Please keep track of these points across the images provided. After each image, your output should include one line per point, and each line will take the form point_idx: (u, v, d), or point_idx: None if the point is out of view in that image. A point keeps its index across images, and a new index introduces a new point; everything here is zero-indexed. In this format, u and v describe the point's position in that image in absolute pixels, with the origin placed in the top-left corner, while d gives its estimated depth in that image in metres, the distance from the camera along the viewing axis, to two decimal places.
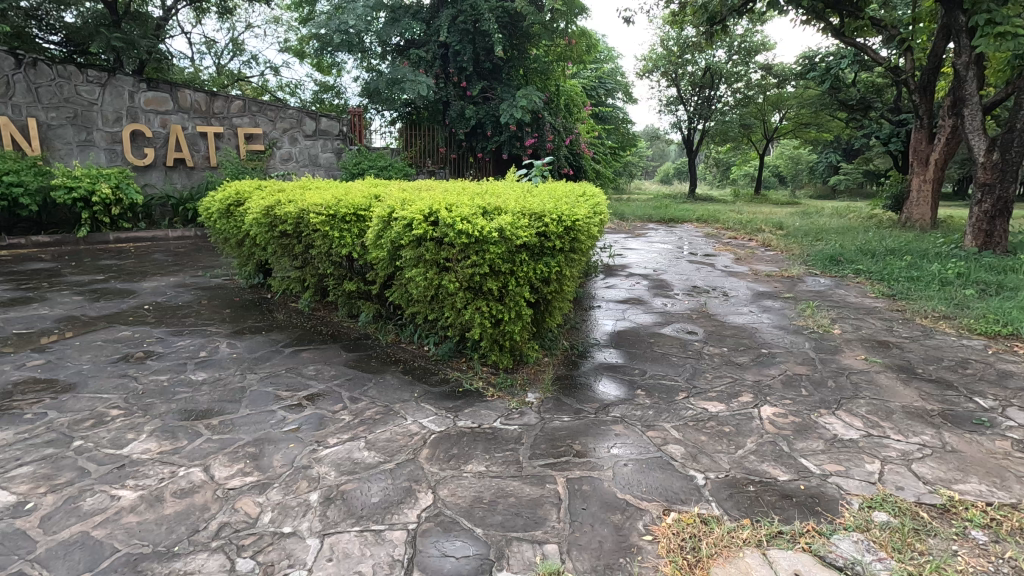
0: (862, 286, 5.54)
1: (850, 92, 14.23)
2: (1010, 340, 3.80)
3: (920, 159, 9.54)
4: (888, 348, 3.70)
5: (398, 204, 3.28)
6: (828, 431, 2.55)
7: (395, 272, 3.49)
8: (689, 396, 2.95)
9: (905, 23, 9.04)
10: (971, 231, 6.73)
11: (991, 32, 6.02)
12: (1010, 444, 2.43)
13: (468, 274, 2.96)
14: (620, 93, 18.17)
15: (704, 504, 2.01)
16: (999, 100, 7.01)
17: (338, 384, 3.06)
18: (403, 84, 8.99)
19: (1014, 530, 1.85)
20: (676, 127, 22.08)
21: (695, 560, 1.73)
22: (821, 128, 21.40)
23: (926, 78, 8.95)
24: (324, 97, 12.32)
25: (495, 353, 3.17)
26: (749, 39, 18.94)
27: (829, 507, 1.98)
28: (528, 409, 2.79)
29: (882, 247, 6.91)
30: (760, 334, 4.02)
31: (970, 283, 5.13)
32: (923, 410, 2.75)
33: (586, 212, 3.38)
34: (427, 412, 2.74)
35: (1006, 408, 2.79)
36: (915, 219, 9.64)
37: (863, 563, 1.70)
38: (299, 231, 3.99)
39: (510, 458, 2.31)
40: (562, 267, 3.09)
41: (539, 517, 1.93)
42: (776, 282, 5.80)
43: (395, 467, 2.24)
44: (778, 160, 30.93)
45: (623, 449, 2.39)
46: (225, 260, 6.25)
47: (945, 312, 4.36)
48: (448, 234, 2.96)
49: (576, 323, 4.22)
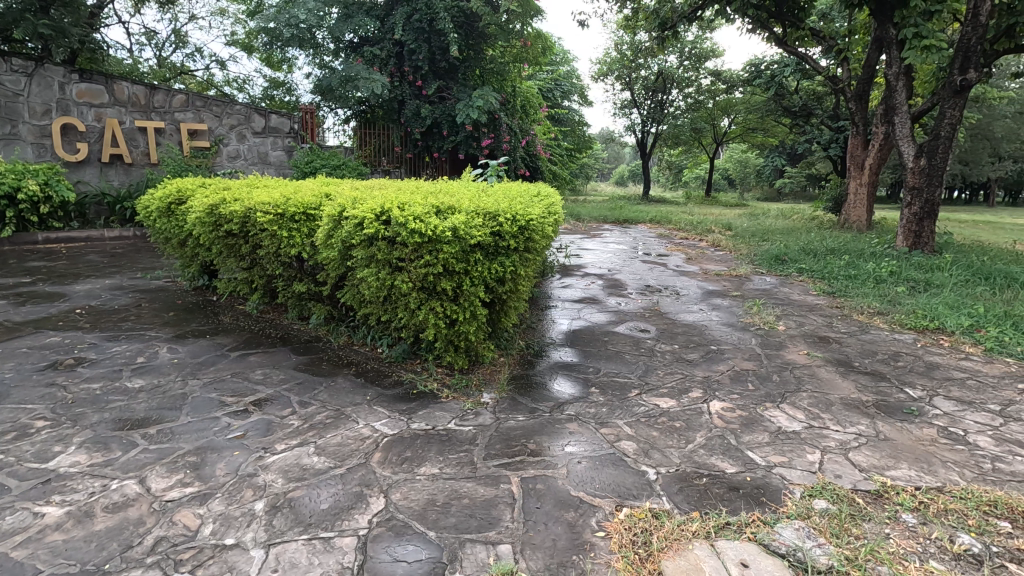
0: (804, 284, 5.79)
1: (794, 98, 14.92)
2: (937, 334, 4.05)
3: (856, 163, 10.02)
4: (828, 343, 3.88)
5: (349, 203, 3.21)
6: (773, 424, 2.64)
7: (347, 273, 3.41)
8: (642, 393, 3.00)
9: (842, 35, 9.53)
10: (902, 231, 7.13)
11: (918, 45, 6.39)
12: (936, 431, 2.58)
13: (422, 274, 2.92)
14: (576, 95, 18.45)
15: (656, 499, 2.04)
16: (926, 109, 7.46)
17: (287, 388, 2.96)
18: (357, 82, 8.81)
19: (940, 511, 1.97)
20: (630, 130, 22.59)
21: (646, 554, 1.76)
22: (767, 133, 22.36)
23: (862, 87, 9.40)
24: (275, 93, 11.93)
25: (450, 354, 3.14)
26: (699, 46, 19.57)
27: (773, 496, 2.05)
28: (483, 410, 2.78)
29: (822, 246, 7.26)
30: (710, 331, 4.14)
31: (901, 281, 5.44)
32: (859, 401, 2.90)
33: (540, 211, 3.39)
34: (380, 415, 2.69)
35: (933, 397, 2.98)
36: (853, 220, 10.15)
37: (804, 549, 1.76)
38: (246, 230, 3.86)
39: (464, 459, 2.29)
40: (517, 267, 3.09)
41: (493, 518, 1.92)
42: (724, 281, 5.99)
43: (347, 472, 2.18)
44: (727, 163, 32.09)
45: (577, 447, 2.41)
46: (167, 261, 5.96)
47: (878, 308, 4.60)
48: (400, 233, 2.92)
49: (532, 323, 4.24)
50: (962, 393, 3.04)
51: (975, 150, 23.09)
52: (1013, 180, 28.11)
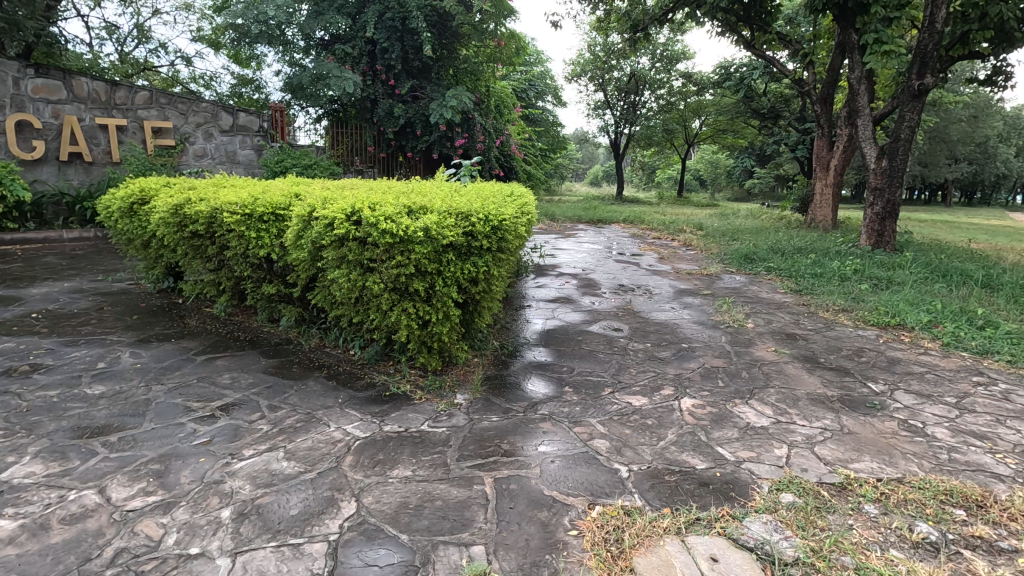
0: (772, 282, 5.93)
1: (762, 101, 15.26)
2: (898, 330, 4.19)
3: (821, 165, 10.29)
4: (795, 339, 3.97)
5: (319, 203, 3.17)
6: (741, 419, 2.69)
7: (317, 274, 3.36)
8: (614, 391, 3.03)
9: (807, 39, 9.78)
10: (865, 230, 7.36)
11: (879, 50, 6.60)
12: (897, 424, 2.67)
13: (394, 275, 2.89)
14: (550, 95, 18.55)
15: (628, 496, 2.06)
16: (887, 112, 7.70)
17: (256, 392, 2.90)
18: (328, 80, 8.67)
19: (900, 501, 2.03)
20: (604, 131, 22.78)
21: (618, 551, 1.77)
22: (737, 135, 22.81)
23: (826, 90, 9.68)
24: (243, 91, 11.67)
25: (424, 355, 3.12)
26: (670, 48, 19.84)
27: (742, 491, 2.09)
28: (456, 411, 2.77)
29: (789, 246, 7.44)
30: (681, 329, 4.21)
31: (864, 279, 5.61)
32: (825, 396, 2.98)
33: (513, 211, 3.38)
34: (352, 418, 2.65)
35: (894, 391, 3.08)
36: (819, 220, 10.42)
37: (771, 543, 1.80)
38: (212, 231, 3.76)
39: (437, 461, 2.28)
40: (490, 267, 3.08)
41: (467, 519, 1.91)
42: (695, 280, 6.08)
43: (317, 476, 2.15)
44: (698, 164, 32.66)
45: (551, 445, 2.42)
46: (130, 263, 5.77)
47: (842, 306, 4.73)
48: (371, 234, 2.89)
49: (506, 323, 4.24)
50: (921, 386, 3.15)
51: (932, 152, 24.05)
52: (968, 181, 29.34)
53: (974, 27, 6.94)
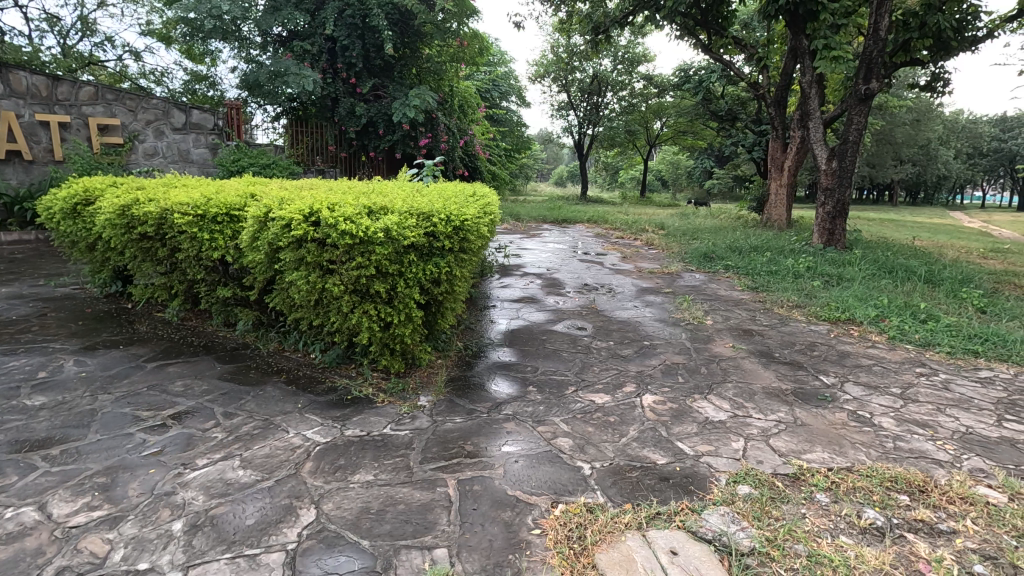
0: (730, 280, 6.09)
1: (720, 103, 15.69)
2: (848, 324, 4.36)
3: (776, 165, 10.64)
4: (751, 335, 4.09)
5: (276, 203, 3.09)
6: (701, 414, 2.76)
7: (275, 276, 3.27)
8: (578, 390, 3.06)
9: (762, 44, 10.09)
10: (817, 228, 7.63)
11: (828, 56, 6.86)
12: (847, 415, 2.78)
13: (354, 276, 2.84)
14: (514, 96, 18.60)
15: (590, 494, 2.08)
16: (837, 115, 8.02)
17: (211, 399, 2.80)
18: (286, 78, 8.44)
19: (850, 489, 2.11)
20: (568, 131, 23.00)
21: (581, 548, 1.79)
22: (696, 136, 23.37)
23: (780, 93, 10.02)
24: (196, 87, 11.28)
25: (386, 357, 3.07)
26: (631, 50, 20.17)
27: (700, 484, 2.14)
28: (420, 413, 2.74)
29: (746, 244, 7.67)
30: (643, 327, 4.28)
31: (817, 276, 5.82)
32: (779, 390, 3.08)
33: (475, 211, 3.37)
34: (311, 423, 2.59)
35: (844, 383, 3.21)
36: (774, 219, 10.75)
37: (728, 534, 1.85)
38: (163, 232, 3.62)
39: (400, 465, 2.25)
40: (453, 268, 3.07)
41: (429, 522, 1.89)
42: (657, 278, 6.19)
43: (275, 485, 2.09)
44: (661, 164, 33.33)
45: (514, 445, 2.42)
46: (75, 266, 5.50)
47: (796, 302, 4.90)
48: (330, 235, 2.83)
49: (470, 324, 4.22)
50: (868, 378, 3.29)
51: (880, 154, 25.20)
52: (911, 181, 30.84)
53: (915, 35, 7.34)
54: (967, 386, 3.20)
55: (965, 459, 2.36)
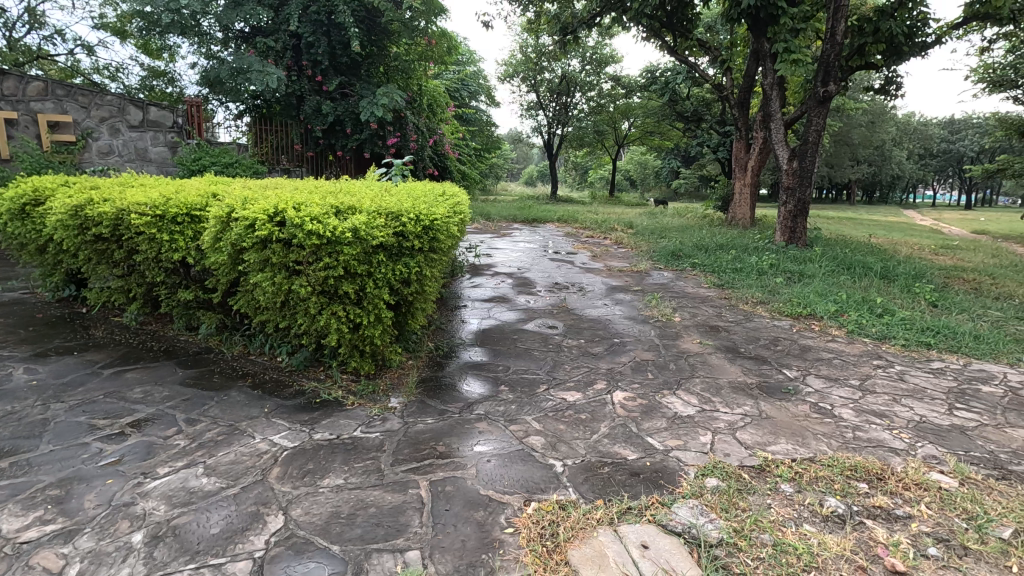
0: (697, 278, 6.21)
1: (685, 104, 15.99)
2: (809, 319, 4.50)
3: (740, 165, 10.90)
4: (718, 331, 4.18)
5: (239, 203, 3.01)
6: (670, 409, 2.81)
7: (239, 278, 3.19)
8: (549, 388, 3.07)
9: (725, 46, 10.32)
10: (780, 227, 7.86)
11: (788, 59, 7.05)
12: (809, 407, 2.87)
13: (321, 277, 2.79)
14: (483, 95, 18.58)
15: (562, 491, 2.09)
16: (797, 117, 8.27)
17: (172, 405, 2.71)
18: (248, 75, 8.22)
19: (813, 479, 2.18)
20: (537, 131, 23.10)
21: (554, 545, 1.80)
22: (663, 137, 23.78)
23: (743, 94, 10.27)
24: (154, 84, 10.89)
25: (356, 359, 3.02)
26: (599, 51, 20.37)
27: (670, 478, 2.17)
28: (391, 414, 2.71)
29: (712, 242, 7.83)
30: (613, 324, 4.33)
31: (779, 273, 5.99)
32: (745, 384, 3.16)
33: (444, 211, 3.35)
34: (279, 428, 2.54)
35: (806, 376, 3.31)
36: (738, 218, 11.01)
37: (697, 526, 1.88)
38: (119, 234, 3.49)
39: (371, 467, 2.22)
40: (423, 267, 3.04)
41: (401, 524, 1.88)
42: (626, 277, 6.27)
43: (240, 492, 2.04)
44: (629, 164, 33.78)
45: (487, 445, 2.42)
46: (25, 270, 5.26)
47: (760, 298, 5.04)
48: (296, 235, 2.77)
49: (441, 324, 4.20)
50: (829, 371, 3.41)
51: (838, 155, 26.09)
52: (867, 180, 32.03)
53: (869, 40, 7.62)
54: (921, 377, 3.34)
55: (919, 447, 2.46)
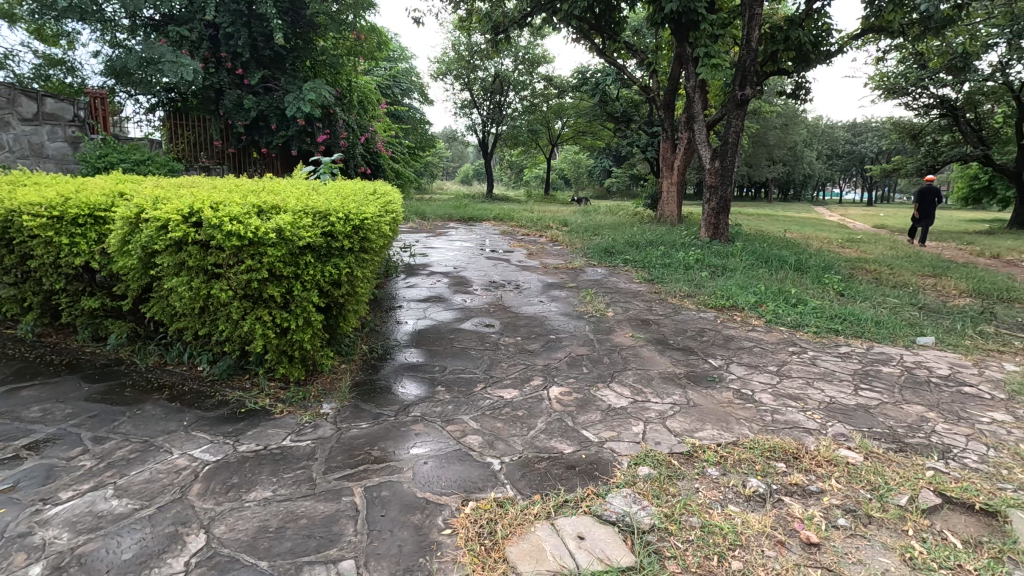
0: (629, 273, 6.41)
1: (615, 105, 16.47)
2: (732, 310, 4.75)
3: (667, 165, 11.35)
4: (648, 324, 4.34)
5: (149, 203, 2.81)
6: (604, 402, 2.88)
7: (152, 283, 2.97)
8: (486, 386, 3.07)
9: (651, 50, 10.71)
10: (704, 223, 8.24)
11: (709, 63, 7.40)
12: (732, 393, 3.03)
13: (244, 280, 2.65)
14: (416, 93, 18.33)
15: (500, 488, 2.10)
16: (718, 118, 8.71)
17: (77, 423, 2.49)
18: (160, 65, 7.66)
19: (736, 461, 2.30)
20: (472, 130, 23.04)
21: (492, 543, 1.80)
22: (595, 137, 24.36)
23: (668, 97, 10.69)
24: (51, 73, 9.95)
25: (284, 366, 2.89)
26: (531, 51, 20.56)
27: (604, 469, 2.23)
28: (323, 421, 2.61)
29: (643, 239, 8.10)
30: (549, 321, 4.38)
31: (705, 267, 6.28)
32: (674, 374, 3.29)
33: (375, 210, 3.27)
34: (200, 442, 2.39)
35: (729, 364, 3.49)
36: (667, 215, 11.46)
37: (631, 514, 1.94)
38: (9, 238, 3.16)
39: (301, 477, 2.13)
40: (354, 268, 2.96)
41: (335, 534, 1.81)
42: (561, 274, 6.37)
43: (157, 512, 1.90)
44: (562, 164, 34.40)
45: (423, 447, 2.38)
46: None
47: (687, 291, 5.26)
48: (214, 236, 2.62)
49: (375, 326, 4.10)
50: (750, 358, 3.61)
51: (756, 155, 27.69)
52: (782, 179, 34.26)
53: (781, 47, 8.13)
54: (830, 361, 3.61)
55: (829, 426, 2.66)
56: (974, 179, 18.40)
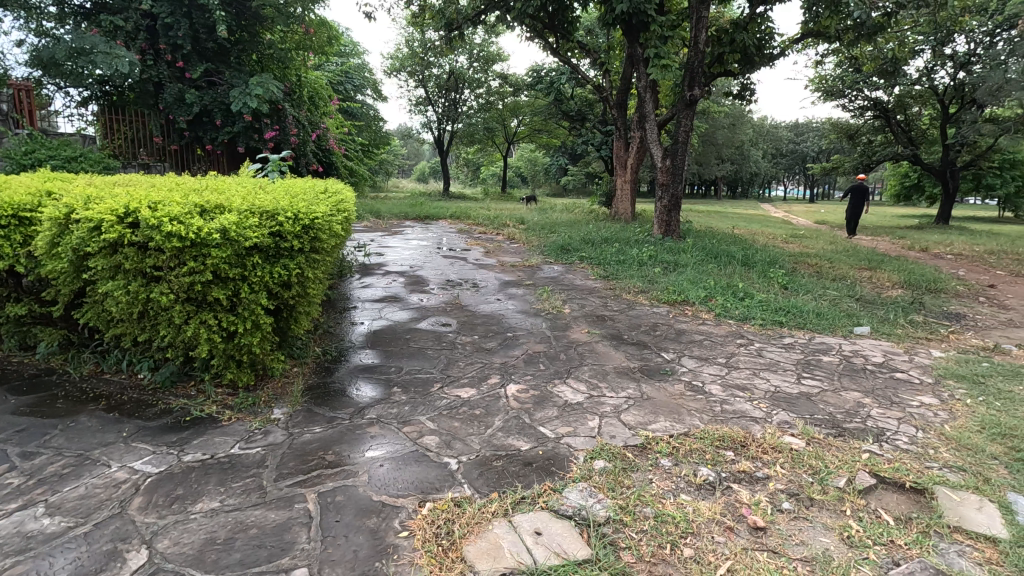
0: (584, 270, 6.50)
1: (570, 104, 16.63)
2: (684, 305, 4.89)
3: (621, 164, 11.56)
4: (603, 320, 4.41)
5: (81, 202, 2.65)
6: (561, 398, 2.91)
7: (85, 286, 2.81)
8: (443, 386, 3.05)
9: (603, 50, 10.88)
10: (657, 220, 8.44)
11: (659, 64, 7.57)
12: (684, 386, 3.11)
13: (186, 283, 2.54)
14: (369, 89, 18.00)
15: (457, 488, 2.09)
16: (669, 118, 8.94)
17: (2, 439, 2.33)
18: (92, 57, 7.21)
19: (687, 451, 2.37)
20: (427, 127, 22.81)
21: (449, 543, 1.79)
22: (551, 135, 24.55)
23: (620, 96, 10.90)
24: None
25: (232, 371, 2.79)
26: (486, 49, 20.51)
27: (560, 464, 2.25)
28: (273, 427, 2.54)
29: (598, 236, 8.22)
30: (506, 319, 4.40)
31: (658, 263, 6.44)
32: (628, 368, 3.36)
33: (326, 209, 3.19)
34: (141, 453, 2.28)
35: (681, 357, 3.59)
36: (621, 213, 11.67)
37: (587, 507, 1.97)
38: None
39: (251, 486, 2.06)
40: (304, 269, 2.88)
41: (287, 542, 1.76)
42: (518, 271, 6.40)
43: (93, 529, 1.80)
44: (519, 161, 34.52)
45: (379, 450, 2.35)
46: None
47: (641, 287, 5.38)
48: (152, 237, 2.50)
49: (328, 327, 4.00)
50: (700, 351, 3.73)
51: (705, 154, 28.54)
52: (730, 177, 35.46)
53: (727, 49, 8.41)
54: (775, 351, 3.76)
55: (774, 414, 2.78)
56: (904, 177, 19.52)
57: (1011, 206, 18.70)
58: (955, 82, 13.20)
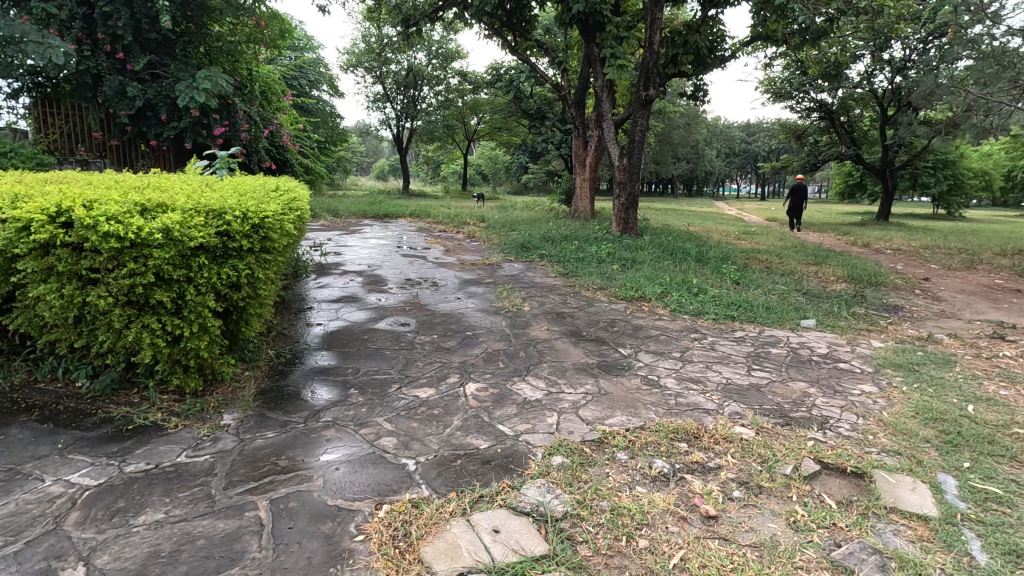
0: (544, 268, 6.55)
1: (529, 102, 16.72)
2: (641, 301, 4.99)
3: (580, 162, 11.69)
4: (563, 317, 4.46)
5: (7, 201, 2.50)
6: (520, 395, 2.92)
7: (15, 290, 2.65)
8: (401, 387, 3.01)
9: (562, 49, 10.96)
10: (615, 218, 8.56)
11: (615, 63, 7.68)
12: (640, 380, 3.18)
13: (126, 285, 2.42)
14: (325, 85, 17.62)
15: (415, 488, 2.07)
16: (625, 117, 9.08)
17: None
18: (22, 47, 6.78)
19: (643, 445, 2.42)
20: (386, 125, 22.51)
21: (406, 545, 1.77)
22: (512, 133, 24.63)
23: (578, 95, 11.02)
24: None
25: (178, 377, 2.68)
26: (444, 46, 20.39)
27: (519, 462, 2.26)
28: (223, 433, 2.45)
29: (558, 234, 8.29)
30: (465, 317, 4.38)
31: (616, 260, 6.55)
32: (587, 364, 3.40)
33: (277, 208, 3.10)
34: (78, 465, 2.16)
35: (638, 352, 3.66)
36: (581, 211, 11.80)
37: (544, 503, 1.98)
38: None
39: (198, 495, 1.99)
40: (254, 270, 2.79)
41: (237, 552, 1.71)
42: (478, 270, 6.38)
43: (24, 548, 1.70)
44: (479, 159, 34.47)
45: (335, 453, 2.30)
46: None
47: (600, 284, 5.46)
48: (88, 238, 2.38)
49: (282, 329, 3.90)
50: (656, 346, 3.81)
51: (662, 153, 29.18)
52: (686, 176, 36.38)
53: (680, 51, 8.62)
54: (727, 345, 3.88)
55: (726, 406, 2.87)
56: (848, 176, 20.46)
57: (944, 203, 19.88)
58: (892, 86, 13.92)
